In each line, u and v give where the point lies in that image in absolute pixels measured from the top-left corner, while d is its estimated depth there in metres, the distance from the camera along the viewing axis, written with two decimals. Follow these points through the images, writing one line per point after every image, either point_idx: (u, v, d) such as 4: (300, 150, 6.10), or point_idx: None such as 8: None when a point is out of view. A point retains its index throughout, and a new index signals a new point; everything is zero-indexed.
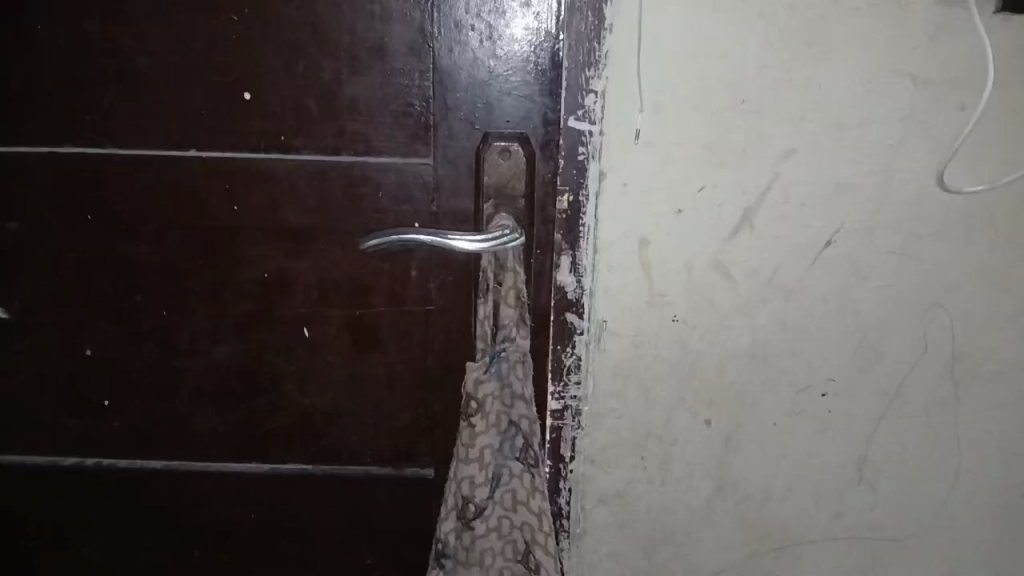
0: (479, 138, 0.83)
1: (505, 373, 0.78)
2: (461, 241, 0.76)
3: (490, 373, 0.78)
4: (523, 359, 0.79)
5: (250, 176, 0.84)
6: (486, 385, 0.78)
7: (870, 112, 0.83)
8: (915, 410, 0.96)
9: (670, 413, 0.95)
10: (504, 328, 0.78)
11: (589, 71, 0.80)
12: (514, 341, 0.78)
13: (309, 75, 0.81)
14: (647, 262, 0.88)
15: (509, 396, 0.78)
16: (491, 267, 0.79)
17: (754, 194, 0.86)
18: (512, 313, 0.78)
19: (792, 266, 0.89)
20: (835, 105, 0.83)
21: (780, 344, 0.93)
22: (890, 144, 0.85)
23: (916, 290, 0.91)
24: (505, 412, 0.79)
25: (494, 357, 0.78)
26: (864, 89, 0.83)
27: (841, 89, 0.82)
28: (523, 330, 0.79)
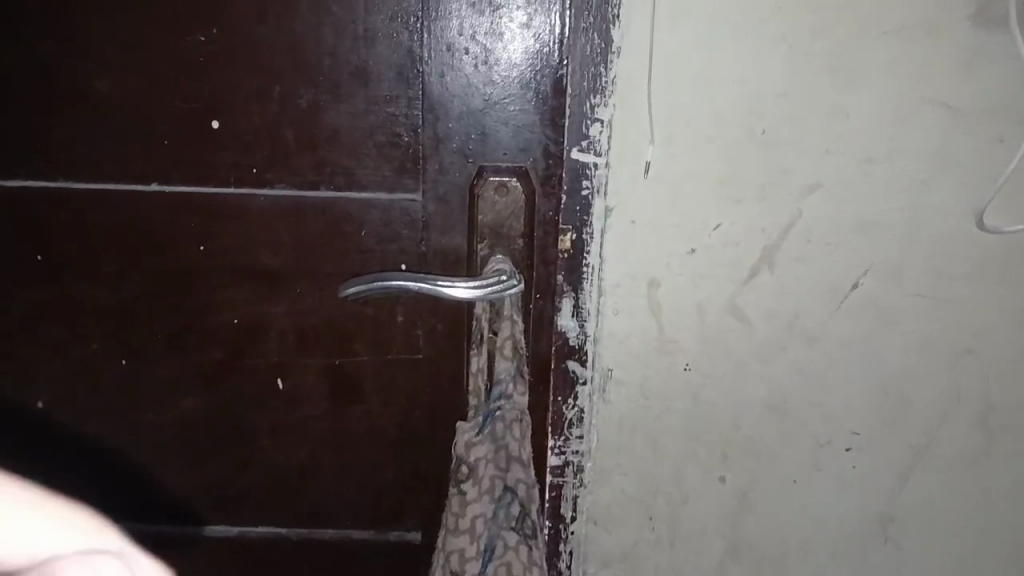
0: (473, 172, 0.76)
1: (499, 434, 0.70)
2: (459, 288, 0.69)
3: (482, 435, 0.70)
4: (520, 418, 0.71)
5: (220, 212, 0.76)
6: (477, 449, 0.70)
7: (902, 144, 0.76)
8: (947, 465, 0.88)
9: (681, 469, 0.86)
10: (500, 383, 0.70)
11: (594, 98, 0.73)
12: (510, 398, 0.70)
13: (285, 102, 0.73)
14: (656, 306, 0.80)
15: (505, 458, 0.70)
16: (485, 317, 0.72)
17: (774, 232, 0.78)
18: (508, 366, 0.71)
19: (814, 311, 0.81)
20: (864, 136, 0.76)
21: (801, 396, 0.85)
22: (923, 179, 0.77)
23: (949, 336, 0.83)
24: (500, 476, 0.70)
25: (488, 417, 0.71)
26: (895, 120, 0.75)
27: (869, 120, 0.75)
28: (520, 386, 0.71)
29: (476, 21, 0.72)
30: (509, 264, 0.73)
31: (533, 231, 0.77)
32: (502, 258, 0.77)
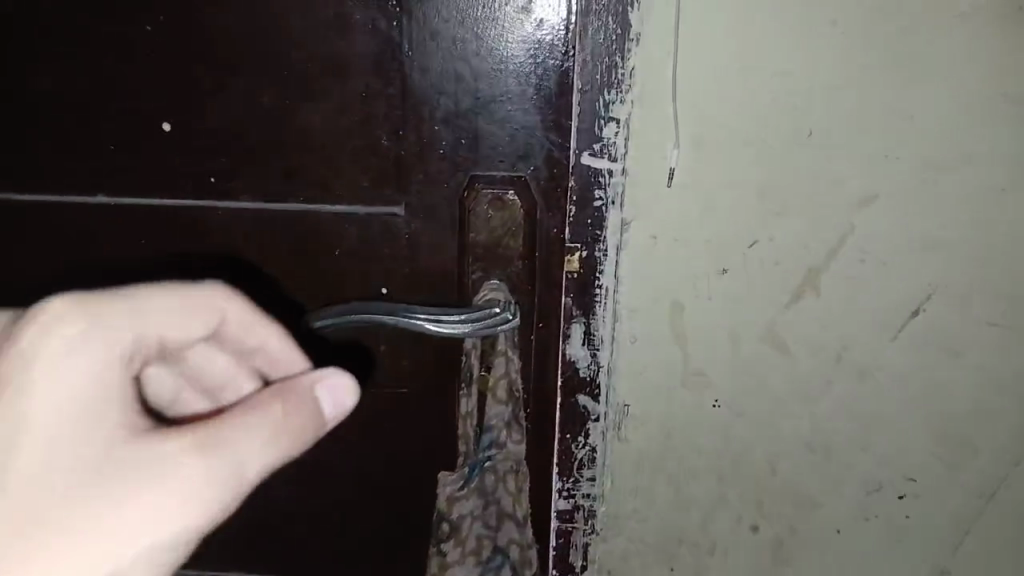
0: (464, 182, 0.65)
1: (489, 488, 0.60)
2: (449, 324, 0.59)
3: (467, 489, 0.60)
4: (517, 469, 0.61)
5: (177, 226, 0.67)
6: (461, 505, 0.60)
7: (977, 147, 0.63)
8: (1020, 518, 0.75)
9: (707, 517, 0.76)
10: (491, 431, 0.60)
11: (608, 93, 0.62)
12: (504, 447, 0.60)
13: (247, 102, 0.63)
14: (682, 333, 0.69)
15: (496, 516, 0.61)
16: (476, 352, 0.61)
17: (822, 250, 0.67)
18: (502, 410, 0.60)
19: (867, 340, 0.70)
20: (932, 138, 0.63)
21: (850, 436, 0.73)
22: (1001, 189, 0.65)
23: None
24: (489, 537, 0.61)
25: (475, 468, 0.60)
26: (970, 119, 0.63)
27: (938, 119, 0.63)
28: (516, 433, 0.61)
29: (465, 5, 0.60)
30: (503, 296, 0.65)
31: (534, 252, 0.67)
32: (498, 283, 0.67)
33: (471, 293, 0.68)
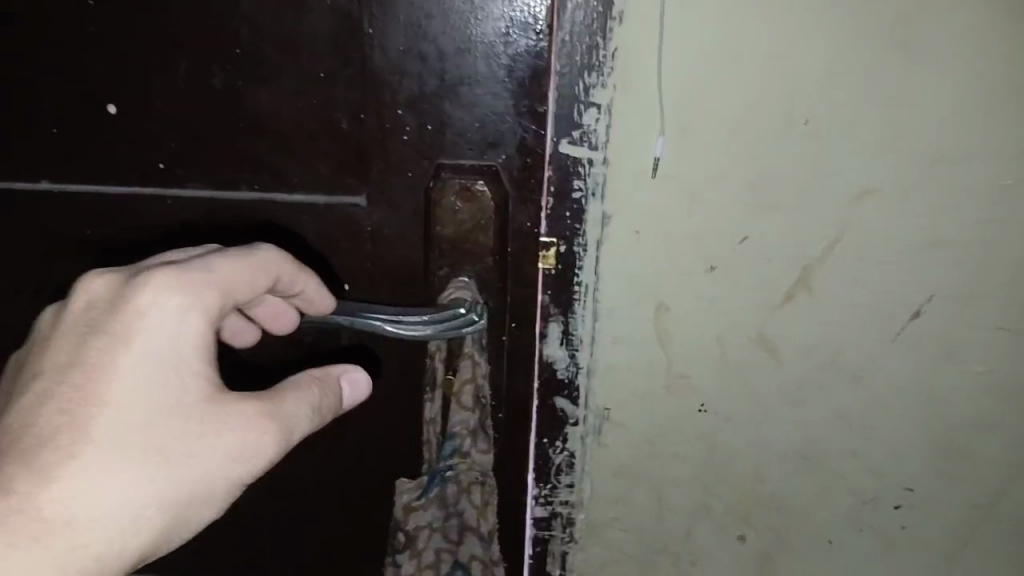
0: (431, 171, 0.60)
1: (450, 500, 0.57)
2: (411, 327, 0.54)
3: (426, 499, 0.57)
4: (482, 481, 0.57)
5: (122, 216, 0.63)
6: (419, 516, 0.57)
7: (985, 139, 0.59)
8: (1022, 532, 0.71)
9: (691, 526, 0.72)
10: (453, 439, 0.56)
11: (588, 76, 0.57)
12: (466, 457, 0.57)
13: (196, 83, 0.59)
14: (666, 334, 0.65)
15: (458, 530, 0.58)
16: (441, 354, 0.57)
17: (815, 248, 0.62)
18: (468, 417, 0.57)
19: (862, 344, 0.65)
20: (937, 129, 0.58)
21: (843, 444, 0.69)
22: (1010, 184, 0.60)
23: None
24: (448, 551, 0.58)
25: (434, 478, 0.57)
26: (978, 109, 0.58)
27: (944, 108, 0.58)
28: (481, 442, 0.57)
29: None
30: (473, 294, 0.61)
31: (506, 248, 0.62)
32: (467, 280, 0.62)
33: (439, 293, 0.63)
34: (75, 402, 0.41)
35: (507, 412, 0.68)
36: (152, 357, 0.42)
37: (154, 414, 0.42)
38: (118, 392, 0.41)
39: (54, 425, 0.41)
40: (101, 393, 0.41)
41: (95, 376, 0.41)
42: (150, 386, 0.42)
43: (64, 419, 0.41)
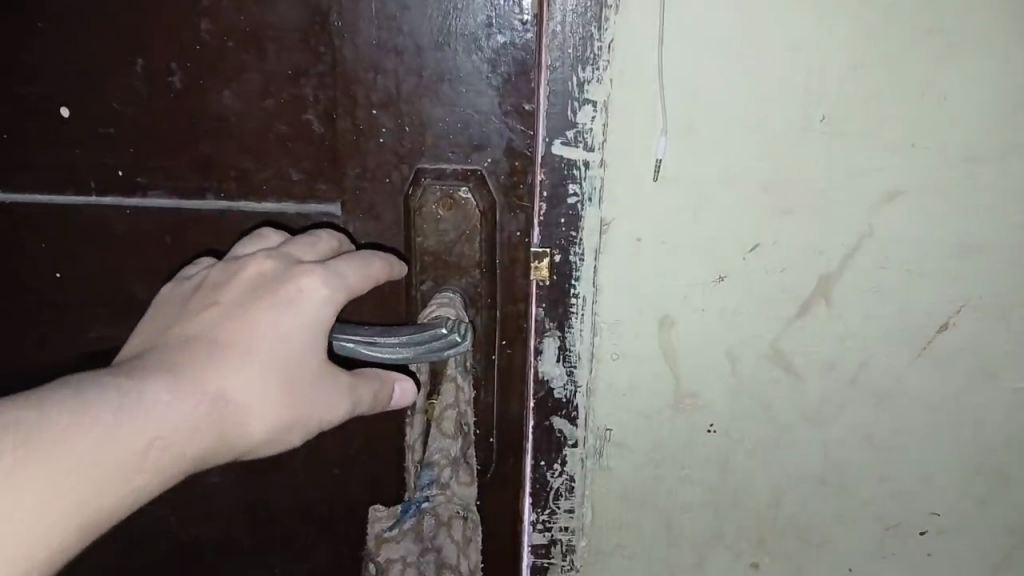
0: (410, 176, 0.57)
1: (427, 532, 0.56)
2: (388, 351, 0.51)
3: (399, 530, 0.57)
4: (462, 515, 0.57)
5: (80, 228, 0.59)
6: (392, 547, 0.57)
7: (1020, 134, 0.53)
8: None
9: (700, 553, 0.67)
10: (430, 468, 0.55)
11: (583, 70, 0.52)
12: (443, 488, 0.55)
13: (156, 84, 0.55)
14: (671, 350, 0.60)
15: (434, 565, 0.57)
16: (422, 378, 0.56)
17: (834, 256, 0.57)
18: (449, 445, 0.56)
19: (886, 360, 0.60)
20: (970, 123, 0.53)
21: (865, 466, 0.63)
22: None
23: None
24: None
25: (406, 509, 0.56)
26: (1013, 101, 0.52)
27: (976, 101, 0.52)
28: (461, 473, 0.56)
29: None
30: (458, 312, 0.57)
31: (494, 259, 0.58)
32: (453, 293, 0.59)
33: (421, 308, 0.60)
34: (235, 338, 0.43)
35: (499, 435, 0.64)
36: (299, 324, 0.45)
37: (288, 363, 0.44)
38: (271, 341, 0.44)
39: (216, 351, 0.43)
40: (260, 335, 0.44)
41: (254, 324, 0.44)
42: (291, 343, 0.44)
43: (225, 348, 0.43)
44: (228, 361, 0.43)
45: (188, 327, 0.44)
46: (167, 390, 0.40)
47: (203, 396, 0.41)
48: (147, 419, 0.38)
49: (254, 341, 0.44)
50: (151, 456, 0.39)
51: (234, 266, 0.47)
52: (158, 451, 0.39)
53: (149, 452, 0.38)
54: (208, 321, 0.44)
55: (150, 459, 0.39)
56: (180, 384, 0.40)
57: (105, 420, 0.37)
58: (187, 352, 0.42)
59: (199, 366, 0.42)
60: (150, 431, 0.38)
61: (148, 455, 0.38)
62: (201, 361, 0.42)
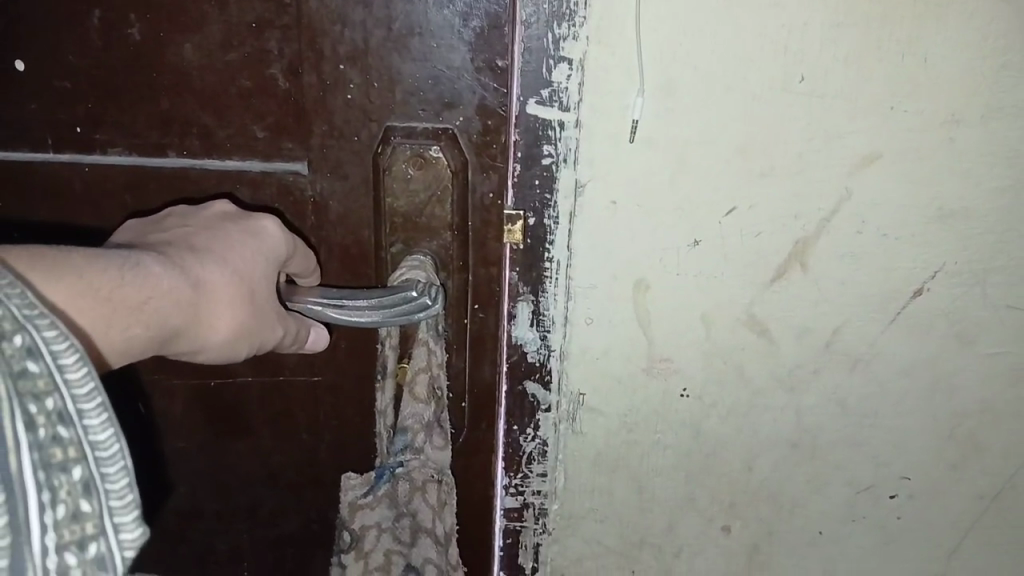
0: (380, 134, 0.55)
1: (401, 498, 0.55)
2: (357, 312, 0.51)
3: (374, 497, 0.56)
4: (437, 478, 0.55)
5: (35, 187, 0.57)
6: (366, 515, 0.56)
7: (1000, 99, 0.53)
8: None
9: (673, 518, 0.67)
10: (404, 432, 0.54)
11: (558, 27, 0.50)
12: (416, 451, 0.54)
13: (112, 35, 0.52)
14: (645, 315, 0.59)
15: (409, 531, 0.56)
16: (391, 342, 0.56)
17: (811, 220, 0.56)
18: (421, 410, 0.55)
19: (860, 325, 0.60)
20: (951, 86, 0.52)
21: (837, 431, 0.63)
22: None
23: None
24: (400, 553, 0.56)
25: (380, 474, 0.55)
26: (994, 65, 0.52)
27: (957, 64, 0.51)
28: (434, 437, 0.55)
29: None
30: (428, 275, 0.56)
31: (467, 221, 0.57)
32: (424, 257, 0.58)
33: (391, 270, 0.59)
34: (209, 241, 0.44)
35: (471, 401, 0.64)
36: (266, 250, 0.46)
37: (253, 277, 0.44)
38: (241, 254, 0.44)
39: (195, 248, 0.43)
40: (237, 241, 0.45)
41: (224, 237, 0.45)
42: (261, 262, 0.45)
43: (203, 247, 0.43)
44: (209, 256, 0.42)
45: (157, 238, 0.44)
46: (159, 261, 0.39)
47: (191, 275, 0.41)
48: (144, 278, 0.38)
49: (230, 248, 0.44)
50: (147, 312, 0.38)
51: (195, 208, 0.48)
52: (153, 309, 0.38)
53: (147, 306, 0.38)
54: (180, 233, 0.44)
55: (144, 315, 0.38)
56: (168, 259, 0.40)
57: (109, 265, 0.37)
58: (165, 247, 0.42)
59: (183, 254, 0.42)
60: (148, 289, 0.38)
61: (144, 310, 0.37)
62: (183, 251, 0.42)
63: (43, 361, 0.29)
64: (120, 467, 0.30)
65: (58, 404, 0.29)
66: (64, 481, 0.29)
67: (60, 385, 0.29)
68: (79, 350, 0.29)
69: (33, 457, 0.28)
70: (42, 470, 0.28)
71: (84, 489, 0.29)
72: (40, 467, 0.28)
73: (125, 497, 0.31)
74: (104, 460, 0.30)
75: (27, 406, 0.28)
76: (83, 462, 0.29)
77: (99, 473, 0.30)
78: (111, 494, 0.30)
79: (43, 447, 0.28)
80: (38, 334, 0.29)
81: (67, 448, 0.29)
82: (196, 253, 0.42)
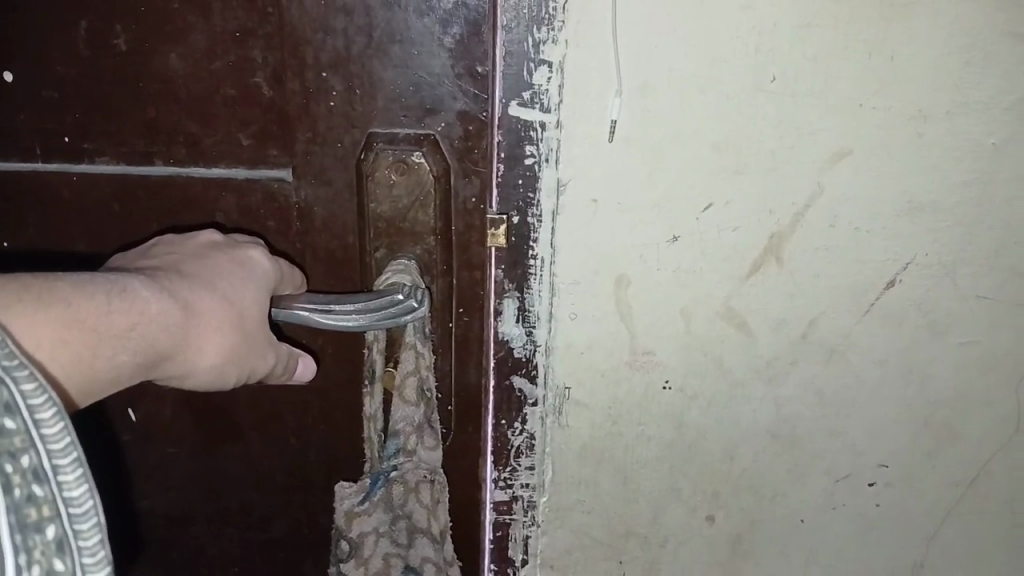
0: (364, 140, 0.56)
1: (397, 501, 0.57)
2: (344, 317, 0.52)
3: (370, 504, 0.57)
4: (429, 478, 0.57)
5: (23, 193, 0.58)
6: (364, 521, 0.57)
7: (965, 95, 0.54)
8: (1000, 507, 0.68)
9: (657, 508, 0.69)
10: (397, 436, 0.56)
11: (537, 31, 0.52)
12: (409, 454, 0.56)
13: (98, 45, 0.53)
14: (627, 309, 0.61)
15: (406, 532, 0.58)
16: (379, 346, 0.57)
17: (786, 214, 0.58)
18: (412, 412, 0.56)
19: (836, 317, 0.61)
20: (915, 83, 0.54)
21: (815, 421, 0.65)
22: (991, 144, 0.56)
23: (1016, 349, 0.62)
24: (398, 555, 0.58)
25: (375, 480, 0.56)
26: (958, 62, 0.53)
27: (922, 63, 0.53)
28: (426, 438, 0.56)
29: None
30: (412, 277, 0.57)
31: (450, 227, 0.59)
32: (408, 261, 0.59)
33: (376, 275, 0.60)
34: (198, 270, 0.46)
35: (459, 404, 0.67)
36: (252, 278, 0.48)
37: (239, 304, 0.46)
38: (227, 283, 0.46)
39: (181, 274, 0.44)
40: (226, 272, 0.47)
41: (212, 267, 0.46)
42: (248, 290, 0.47)
43: (192, 275, 0.45)
44: (197, 284, 0.44)
45: (146, 264, 0.46)
46: (149, 286, 0.41)
47: (177, 299, 0.42)
48: (130, 304, 0.39)
49: (214, 276, 0.46)
50: (134, 338, 0.39)
51: (181, 238, 0.50)
52: (139, 334, 0.39)
53: (133, 332, 0.39)
54: (167, 260, 0.46)
55: (131, 341, 0.39)
56: (158, 285, 0.42)
57: (96, 292, 0.38)
58: (152, 273, 0.44)
59: (169, 278, 0.43)
60: (133, 315, 0.39)
61: (130, 336, 0.39)
62: (170, 276, 0.43)
63: (21, 420, 0.30)
64: (91, 523, 0.33)
65: (34, 461, 0.31)
66: (38, 541, 0.31)
67: (36, 441, 0.31)
68: (55, 406, 0.31)
69: (11, 519, 0.30)
70: (18, 531, 0.30)
71: (58, 547, 0.31)
72: (17, 529, 0.30)
73: (97, 554, 0.33)
74: (77, 516, 0.32)
75: (6, 467, 0.29)
76: (56, 520, 0.31)
77: (72, 530, 0.32)
78: (83, 551, 0.32)
79: (20, 508, 0.30)
80: (17, 387, 0.30)
81: (42, 506, 0.31)
82: (181, 278, 0.43)
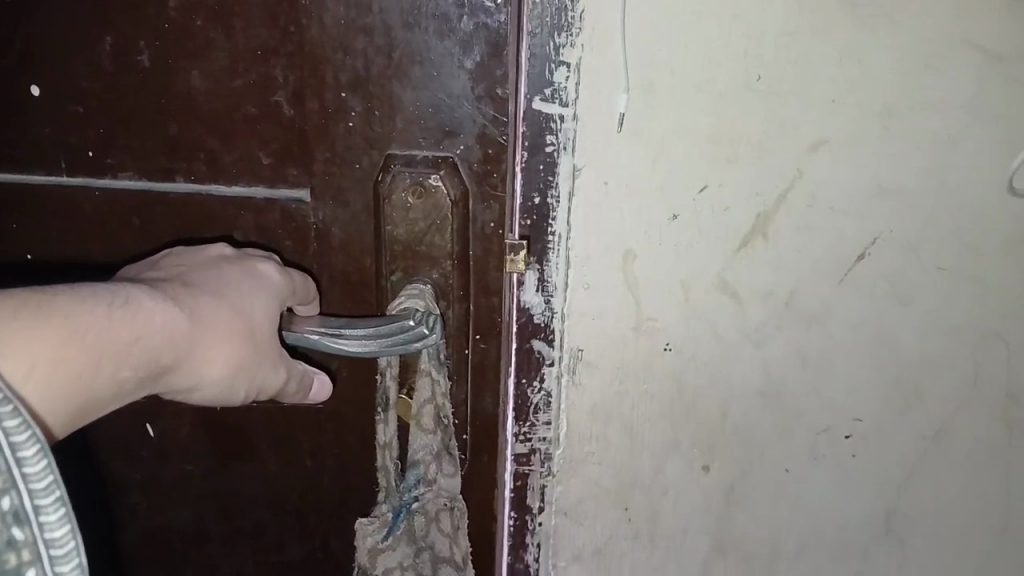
0: (383, 158, 0.60)
1: (420, 533, 0.67)
2: (351, 342, 0.57)
3: (394, 539, 0.66)
4: (448, 507, 0.66)
5: (51, 207, 0.62)
6: (388, 557, 0.67)
7: (922, 95, 0.58)
8: (957, 456, 0.70)
9: (660, 461, 0.70)
10: (418, 468, 0.65)
11: (559, 36, 0.55)
12: (427, 489, 0.65)
13: (121, 62, 0.58)
14: (634, 280, 0.62)
15: (429, 561, 0.68)
16: (392, 372, 0.64)
17: (770, 196, 0.60)
18: (430, 442, 0.65)
19: (814, 287, 0.64)
20: (880, 83, 0.58)
21: (795, 385, 0.67)
22: (949, 133, 0.59)
23: (969, 306, 0.65)
24: None
25: (399, 513, 0.65)
26: (919, 65, 0.57)
27: (888, 64, 0.57)
28: (443, 469, 0.65)
29: None
30: (424, 294, 0.62)
31: (467, 249, 0.63)
32: (424, 284, 0.63)
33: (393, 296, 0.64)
34: (202, 282, 0.49)
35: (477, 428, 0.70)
36: (252, 289, 0.51)
37: (239, 312, 0.49)
38: (228, 292, 0.49)
39: (186, 286, 0.47)
40: (229, 283, 0.50)
41: (217, 279, 0.49)
42: (247, 300, 0.50)
43: (196, 286, 0.48)
44: (201, 294, 0.47)
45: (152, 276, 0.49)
46: (152, 295, 0.44)
47: (180, 309, 0.45)
48: (134, 317, 0.42)
49: (215, 286, 0.49)
50: (134, 352, 0.42)
51: (189, 251, 0.53)
52: (141, 347, 0.42)
53: (135, 345, 0.42)
54: (173, 272, 0.49)
55: (132, 354, 0.42)
56: (164, 295, 0.45)
57: (98, 301, 0.41)
58: (160, 283, 0.47)
59: (175, 290, 0.46)
60: (136, 326, 0.42)
61: (132, 349, 0.42)
62: (175, 288, 0.46)
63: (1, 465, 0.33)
64: (73, 564, 0.35)
65: (13, 503, 0.33)
66: None
67: (16, 484, 0.33)
68: (40, 447, 0.34)
69: None
70: None
71: None
72: None
73: None
74: (59, 557, 0.35)
75: None
76: (36, 563, 0.34)
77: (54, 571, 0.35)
78: None
79: None
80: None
81: (20, 550, 0.34)
82: (187, 290, 0.46)
